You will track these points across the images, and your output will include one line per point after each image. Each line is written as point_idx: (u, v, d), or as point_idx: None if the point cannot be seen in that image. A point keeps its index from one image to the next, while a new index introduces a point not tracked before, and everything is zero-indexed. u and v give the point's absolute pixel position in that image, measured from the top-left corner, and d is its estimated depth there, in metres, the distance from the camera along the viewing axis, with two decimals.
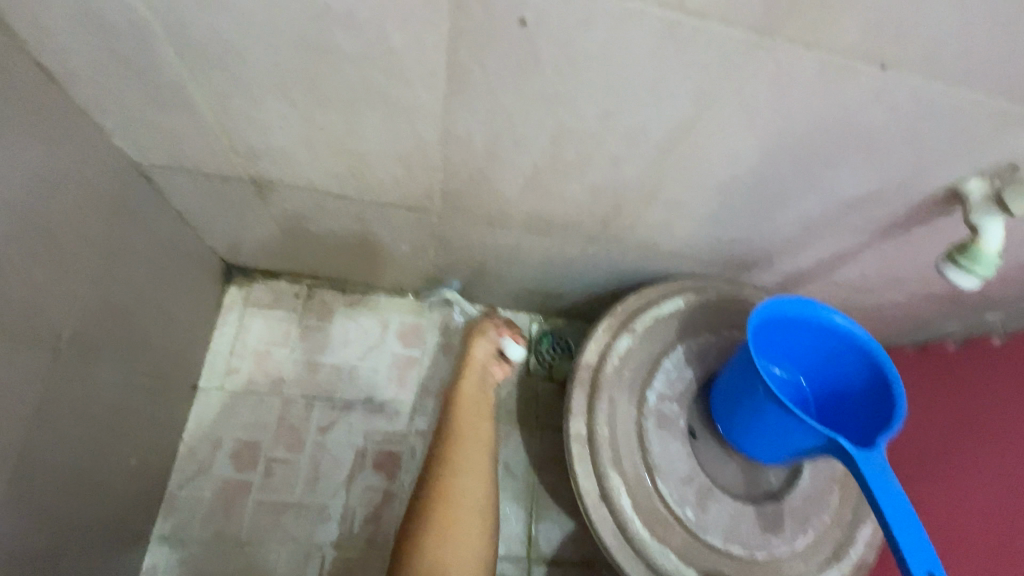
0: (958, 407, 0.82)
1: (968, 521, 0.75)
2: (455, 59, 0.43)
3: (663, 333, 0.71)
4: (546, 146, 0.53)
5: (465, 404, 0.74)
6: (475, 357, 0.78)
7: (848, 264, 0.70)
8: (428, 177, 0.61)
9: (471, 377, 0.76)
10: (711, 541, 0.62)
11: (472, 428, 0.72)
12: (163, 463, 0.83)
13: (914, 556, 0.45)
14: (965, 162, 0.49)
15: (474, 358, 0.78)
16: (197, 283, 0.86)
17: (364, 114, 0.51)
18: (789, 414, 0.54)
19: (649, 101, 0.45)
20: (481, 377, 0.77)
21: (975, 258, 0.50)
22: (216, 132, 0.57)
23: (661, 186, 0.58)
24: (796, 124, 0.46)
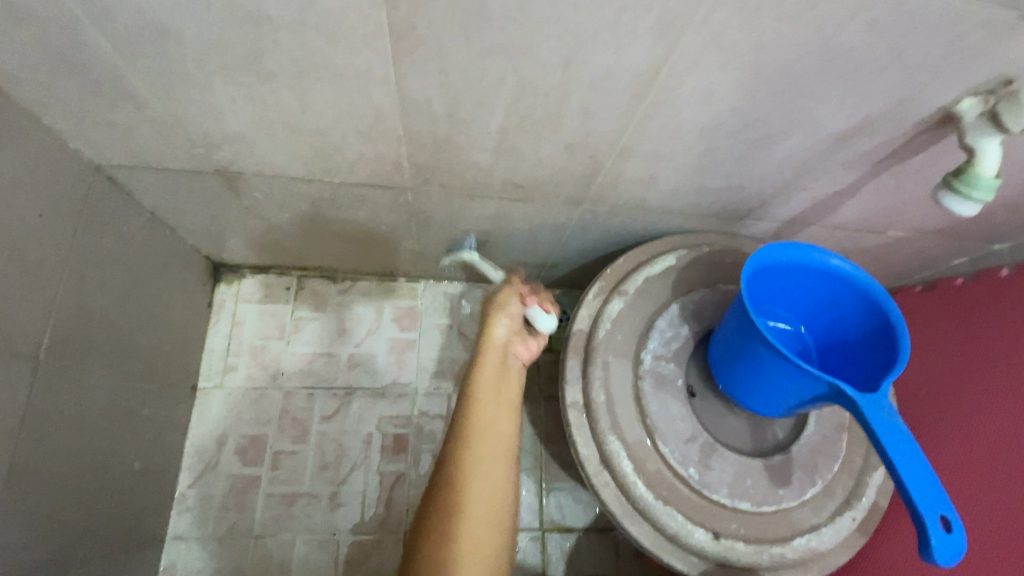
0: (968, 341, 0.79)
1: (979, 464, 0.71)
2: (396, 16, 0.40)
3: (657, 293, 0.69)
4: (510, 104, 0.50)
5: (483, 387, 0.67)
6: (495, 336, 0.72)
7: (846, 204, 0.67)
8: (395, 151, 0.58)
9: (490, 355, 0.71)
10: (718, 498, 0.61)
11: (493, 411, 0.66)
12: (169, 464, 0.83)
13: (923, 499, 0.43)
14: (958, 79, 0.46)
15: (493, 337, 0.72)
16: (183, 283, 0.85)
17: (315, 88, 0.49)
18: (787, 364, 0.52)
19: (610, 43, 0.42)
20: (502, 354, 0.71)
21: (972, 182, 0.48)
22: (169, 122, 0.55)
23: (638, 137, 0.55)
24: (772, 54, 0.43)
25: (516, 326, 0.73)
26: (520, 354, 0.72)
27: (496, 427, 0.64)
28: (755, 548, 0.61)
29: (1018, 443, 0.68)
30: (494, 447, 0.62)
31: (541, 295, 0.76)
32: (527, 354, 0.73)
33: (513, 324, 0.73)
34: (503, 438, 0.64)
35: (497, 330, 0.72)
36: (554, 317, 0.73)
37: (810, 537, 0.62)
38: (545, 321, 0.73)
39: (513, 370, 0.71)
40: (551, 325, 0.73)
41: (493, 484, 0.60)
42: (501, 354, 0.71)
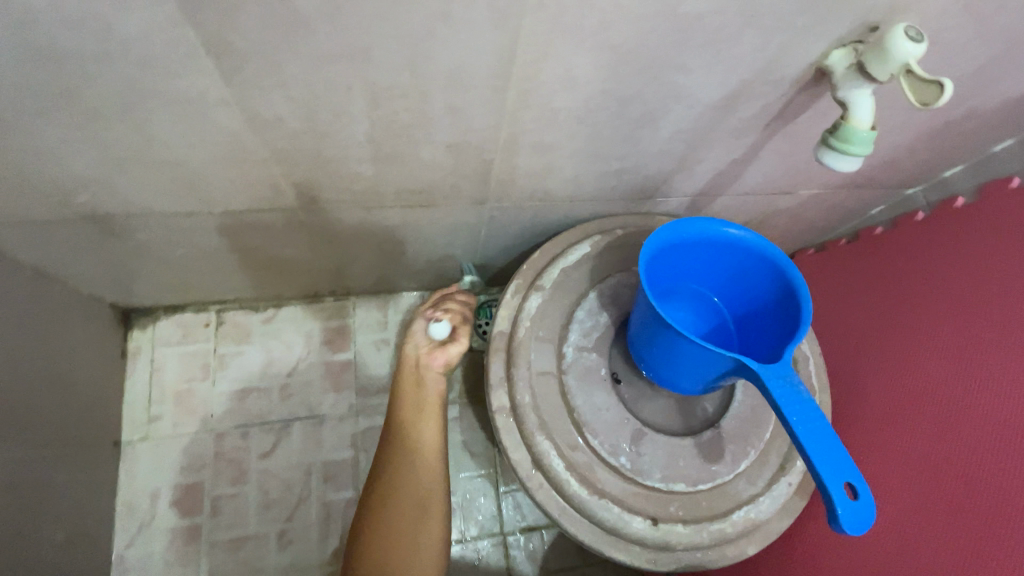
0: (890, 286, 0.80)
1: (911, 411, 0.68)
2: (208, 34, 0.37)
3: (574, 283, 0.67)
4: (370, 111, 0.47)
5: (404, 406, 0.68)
6: (406, 355, 0.71)
7: (749, 169, 0.66)
8: (266, 172, 0.55)
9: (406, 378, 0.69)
10: (652, 483, 0.60)
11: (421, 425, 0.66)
12: (99, 529, 0.79)
13: (828, 469, 0.42)
14: (821, 33, 0.45)
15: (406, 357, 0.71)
16: (86, 336, 0.79)
17: (150, 116, 0.45)
18: (693, 344, 0.51)
19: (450, 37, 0.40)
20: (416, 373, 0.69)
21: (848, 137, 0.46)
22: (8, 174, 0.50)
23: (518, 129, 0.53)
24: (622, 29, 0.41)
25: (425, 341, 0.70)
26: (435, 364, 0.69)
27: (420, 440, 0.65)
28: (694, 528, 0.60)
29: (952, 382, 0.65)
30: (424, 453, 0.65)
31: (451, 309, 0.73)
32: (444, 364, 0.69)
33: (423, 341, 0.70)
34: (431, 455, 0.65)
35: (409, 350, 0.71)
36: (445, 320, 0.70)
37: (748, 508, 0.61)
38: (441, 328, 0.70)
39: (434, 381, 0.69)
40: (444, 329, 0.70)
41: (423, 495, 0.62)
42: (415, 370, 0.70)
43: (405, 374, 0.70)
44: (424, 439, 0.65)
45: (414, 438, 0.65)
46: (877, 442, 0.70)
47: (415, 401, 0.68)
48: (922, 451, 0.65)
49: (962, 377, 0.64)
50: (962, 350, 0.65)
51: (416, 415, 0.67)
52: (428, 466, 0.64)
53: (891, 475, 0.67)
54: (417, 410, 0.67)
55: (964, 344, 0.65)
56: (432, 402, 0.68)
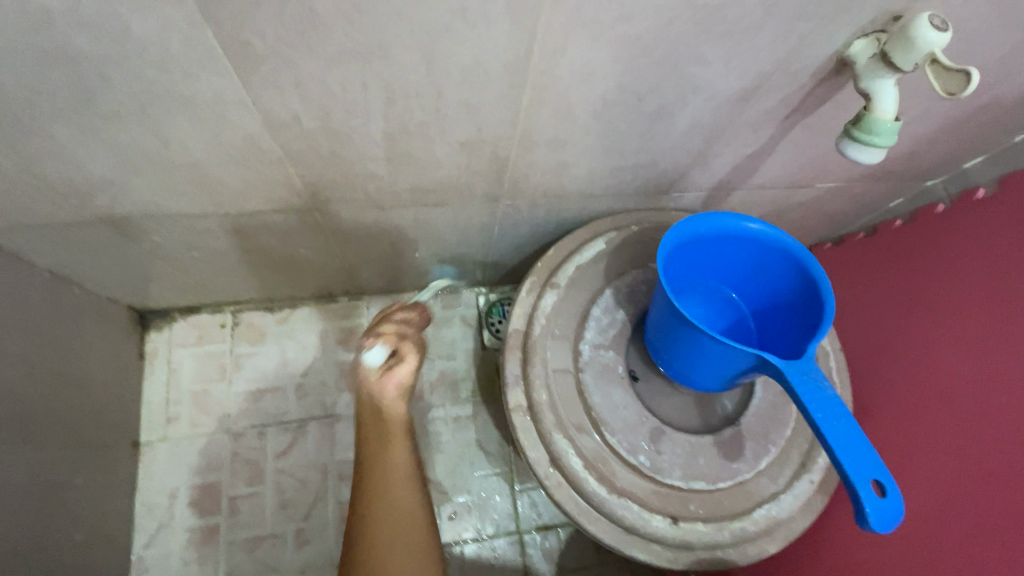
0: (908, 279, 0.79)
1: (934, 407, 0.66)
2: (225, 34, 0.37)
3: (589, 280, 0.67)
4: (385, 110, 0.47)
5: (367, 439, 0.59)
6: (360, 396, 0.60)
7: (766, 163, 0.65)
8: (282, 173, 0.55)
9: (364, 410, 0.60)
10: (671, 482, 0.59)
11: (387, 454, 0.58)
12: (118, 528, 0.79)
13: (855, 466, 0.41)
14: (843, 23, 0.44)
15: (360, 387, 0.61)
16: (103, 337, 0.80)
17: (167, 118, 0.45)
18: (712, 340, 0.50)
19: (467, 33, 0.39)
20: (373, 402, 0.59)
21: (872, 129, 0.45)
22: (28, 178, 0.51)
23: (532, 125, 0.52)
24: (640, 22, 0.40)
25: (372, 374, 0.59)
26: (389, 387, 0.59)
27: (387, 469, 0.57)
28: (715, 526, 0.59)
29: (975, 377, 0.63)
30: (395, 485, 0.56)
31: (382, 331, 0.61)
32: (403, 380, 0.59)
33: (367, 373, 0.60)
34: (405, 484, 0.56)
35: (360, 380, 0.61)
36: (378, 345, 0.60)
37: (770, 506, 0.61)
38: (376, 354, 0.59)
39: (394, 405, 0.59)
40: (377, 353, 0.59)
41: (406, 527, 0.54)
42: (370, 401, 0.59)
43: (362, 407, 0.60)
44: (393, 469, 0.57)
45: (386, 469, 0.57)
46: (900, 438, 0.69)
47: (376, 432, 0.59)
48: (944, 447, 0.63)
49: (986, 372, 0.63)
50: (985, 344, 0.64)
51: (379, 443, 0.58)
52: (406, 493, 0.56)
53: (914, 472, 0.66)
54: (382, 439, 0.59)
55: (988, 338, 0.64)
56: (398, 427, 0.59)
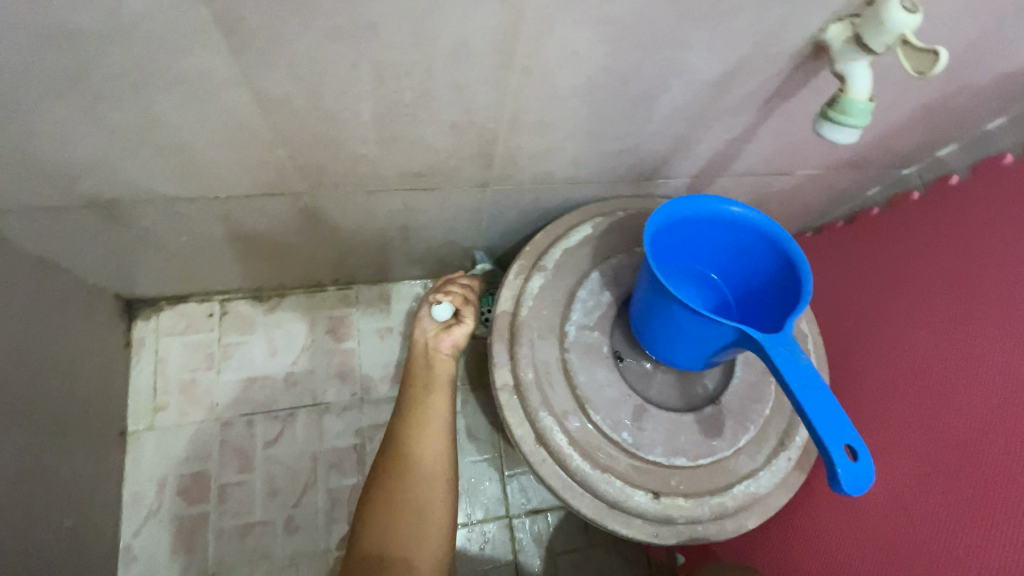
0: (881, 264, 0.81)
1: (907, 385, 0.69)
2: (216, 9, 0.37)
3: (575, 264, 0.68)
4: (375, 91, 0.48)
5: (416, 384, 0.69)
6: (417, 340, 0.72)
7: (747, 149, 0.67)
8: (272, 155, 0.55)
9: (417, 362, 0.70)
10: (653, 458, 0.61)
11: (430, 403, 0.66)
12: (105, 517, 0.79)
13: (829, 432, 0.43)
14: (817, 8, 0.45)
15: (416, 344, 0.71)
16: (90, 325, 0.80)
17: (157, 97, 0.45)
18: (696, 316, 0.51)
19: (457, 12, 0.40)
20: (427, 359, 0.70)
21: (846, 108, 0.47)
22: (14, 159, 0.51)
23: (520, 108, 0.53)
24: (626, 4, 0.42)
25: (433, 328, 0.71)
26: (444, 348, 0.69)
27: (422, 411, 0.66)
28: (696, 502, 0.61)
29: (949, 355, 0.66)
30: (430, 432, 0.64)
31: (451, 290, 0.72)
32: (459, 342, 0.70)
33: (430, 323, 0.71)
34: (438, 434, 0.64)
35: (418, 337, 0.71)
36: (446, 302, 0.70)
37: (749, 482, 0.62)
38: (443, 311, 0.70)
39: (445, 364, 0.69)
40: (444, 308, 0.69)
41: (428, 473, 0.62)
42: (426, 358, 0.70)
43: (417, 359, 0.71)
44: (432, 415, 0.65)
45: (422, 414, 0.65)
46: (873, 416, 0.71)
47: (426, 375, 0.69)
48: (916, 423, 0.66)
49: (960, 351, 0.65)
50: (958, 324, 0.67)
51: (424, 393, 0.67)
52: (433, 441, 0.64)
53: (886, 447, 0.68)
54: (428, 388, 0.68)
55: (962, 318, 0.67)
56: (441, 381, 0.68)
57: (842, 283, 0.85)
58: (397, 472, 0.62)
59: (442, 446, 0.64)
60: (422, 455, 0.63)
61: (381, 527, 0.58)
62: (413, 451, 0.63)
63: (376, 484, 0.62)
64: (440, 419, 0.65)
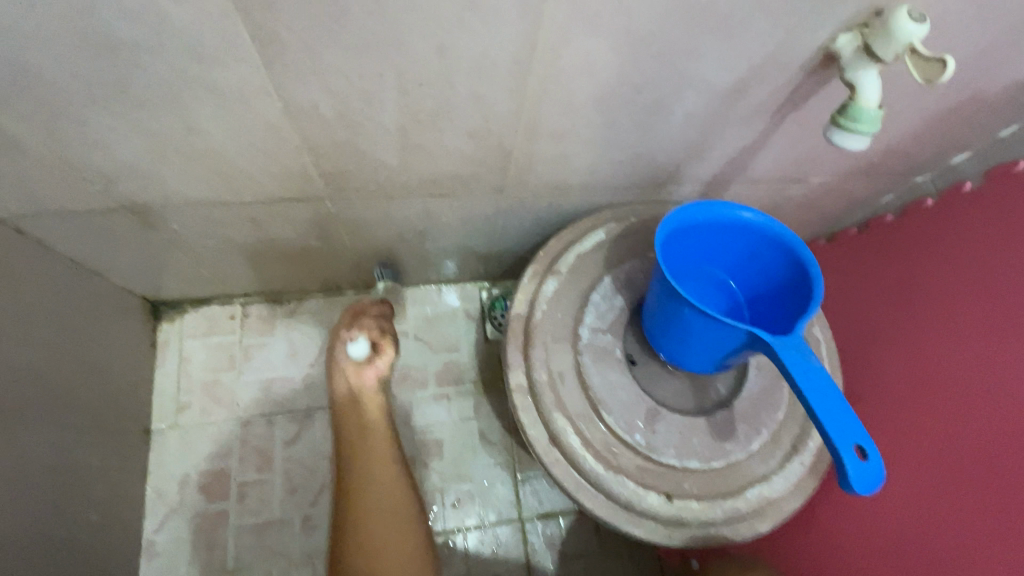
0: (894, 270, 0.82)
1: (923, 391, 0.69)
2: (253, 23, 0.40)
3: (589, 268, 0.69)
4: (398, 99, 0.50)
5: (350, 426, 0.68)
6: (339, 384, 0.70)
7: (760, 156, 0.68)
8: (298, 161, 0.58)
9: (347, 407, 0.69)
10: (666, 460, 0.61)
11: (367, 445, 0.67)
12: (130, 512, 0.81)
13: (840, 433, 0.44)
14: (827, 18, 0.47)
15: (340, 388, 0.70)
16: (119, 325, 0.83)
17: (193, 106, 0.48)
18: (708, 319, 0.52)
19: (478, 25, 0.42)
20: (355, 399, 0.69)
21: (856, 116, 0.48)
22: (58, 164, 0.54)
23: (537, 116, 0.55)
24: (639, 15, 0.43)
25: (351, 366, 0.69)
26: (370, 382, 0.69)
27: (365, 452, 0.67)
28: (709, 504, 0.61)
29: (965, 362, 0.66)
30: (378, 470, 0.66)
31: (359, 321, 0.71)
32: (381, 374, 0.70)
33: (347, 363, 0.69)
34: (386, 467, 0.66)
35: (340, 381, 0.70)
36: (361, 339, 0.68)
37: (762, 486, 0.63)
38: (360, 348, 0.69)
39: (376, 399, 0.70)
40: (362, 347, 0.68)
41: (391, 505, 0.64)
42: (354, 399, 0.69)
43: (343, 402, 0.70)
44: (374, 454, 0.67)
45: (367, 455, 0.67)
46: (888, 422, 0.71)
47: (356, 417, 0.69)
48: (932, 428, 0.66)
49: (975, 357, 0.65)
50: (975, 330, 0.67)
51: (361, 434, 0.68)
52: (385, 476, 0.66)
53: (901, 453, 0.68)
54: (361, 430, 0.68)
55: (979, 325, 0.67)
56: (375, 416, 0.69)
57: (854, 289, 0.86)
58: (354, 512, 0.63)
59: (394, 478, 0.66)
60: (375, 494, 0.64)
61: (356, 567, 0.60)
62: (367, 492, 0.64)
63: (341, 536, 0.63)
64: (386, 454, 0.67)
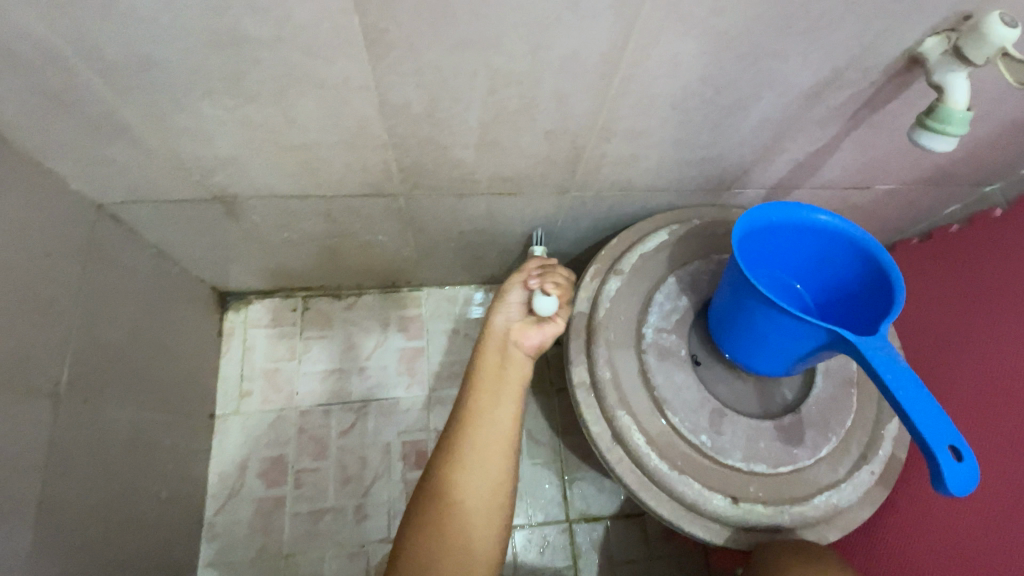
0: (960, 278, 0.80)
1: (1000, 403, 0.68)
2: (367, 22, 0.42)
3: (652, 268, 0.70)
4: (486, 97, 0.52)
5: (485, 376, 0.66)
6: (496, 324, 0.70)
7: (828, 161, 0.68)
8: (381, 157, 0.60)
9: (491, 348, 0.69)
10: (731, 462, 0.61)
11: (495, 409, 0.63)
12: (194, 492, 0.84)
13: (932, 432, 0.43)
14: (916, 20, 0.47)
15: (495, 327, 0.70)
16: (191, 312, 0.87)
17: (297, 101, 0.51)
18: (786, 319, 0.52)
19: (574, 24, 0.44)
20: (504, 350, 0.68)
21: (944, 118, 0.48)
22: (164, 153, 0.58)
23: (615, 116, 0.56)
24: (730, 16, 0.44)
25: (519, 313, 0.70)
26: (524, 341, 0.68)
27: (490, 401, 0.64)
28: (775, 509, 0.61)
29: None
30: (493, 444, 0.61)
31: (546, 283, 0.69)
32: (532, 343, 0.68)
33: (514, 311, 0.70)
34: (501, 444, 0.61)
35: (498, 322, 0.70)
36: (553, 298, 0.67)
37: (830, 494, 0.62)
38: (546, 303, 0.66)
39: (517, 360, 0.68)
40: (552, 308, 0.67)
41: (489, 496, 0.59)
42: (503, 344, 0.69)
43: (490, 344, 0.69)
44: (499, 422, 0.62)
45: (490, 413, 0.63)
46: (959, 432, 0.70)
47: (499, 374, 0.66)
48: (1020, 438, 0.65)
49: None
50: None
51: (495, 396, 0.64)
52: (498, 459, 0.60)
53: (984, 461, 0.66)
54: (498, 388, 0.65)
55: None
56: (511, 385, 0.66)
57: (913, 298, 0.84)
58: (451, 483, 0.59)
59: (505, 462, 0.61)
60: (484, 476, 0.59)
61: (422, 541, 0.56)
62: (475, 467, 0.59)
63: (422, 499, 0.59)
64: (508, 427, 0.62)
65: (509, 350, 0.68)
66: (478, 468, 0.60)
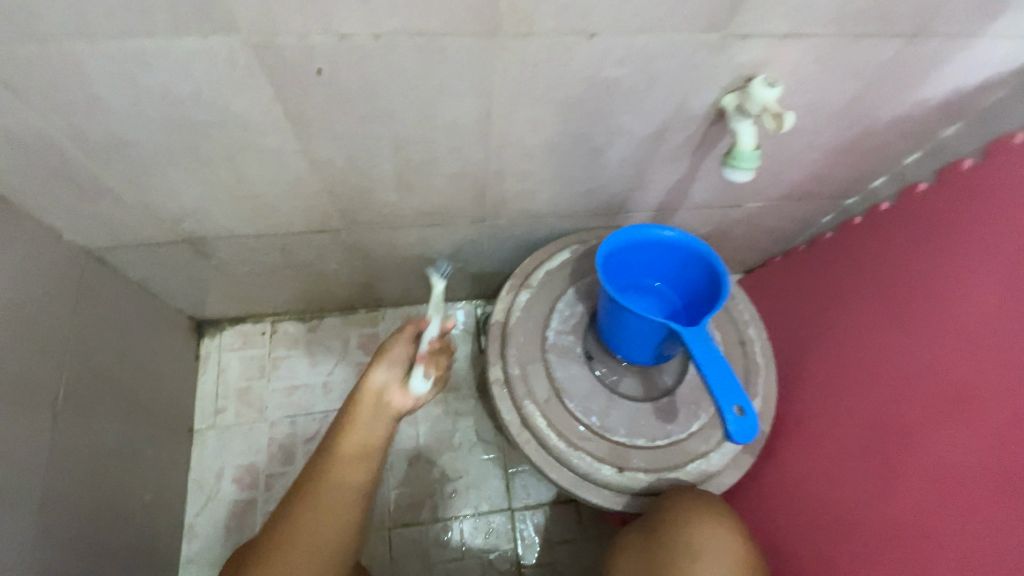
0: (822, 274, 0.93)
1: (837, 379, 0.80)
2: (289, 108, 0.57)
3: (556, 282, 0.84)
4: (394, 155, 0.66)
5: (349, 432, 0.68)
6: (372, 380, 0.72)
7: (694, 186, 0.83)
8: (320, 202, 0.74)
9: (364, 401, 0.70)
10: (617, 438, 0.74)
11: (349, 465, 0.65)
12: (175, 497, 0.95)
13: (726, 398, 0.58)
14: (711, 85, 0.61)
15: (371, 383, 0.72)
16: (170, 338, 0.99)
17: (244, 164, 0.65)
18: (636, 317, 0.66)
19: (447, 102, 0.58)
20: (374, 408, 0.70)
21: (737, 156, 0.62)
22: (140, 208, 0.71)
23: (502, 162, 0.71)
24: (565, 91, 0.59)
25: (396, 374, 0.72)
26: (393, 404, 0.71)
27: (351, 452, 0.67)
28: (654, 476, 0.73)
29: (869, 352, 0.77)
30: (340, 499, 0.63)
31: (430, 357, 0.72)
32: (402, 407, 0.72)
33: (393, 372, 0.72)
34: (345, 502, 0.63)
35: (376, 378, 0.72)
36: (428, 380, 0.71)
37: (701, 461, 0.74)
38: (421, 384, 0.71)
39: (383, 420, 0.70)
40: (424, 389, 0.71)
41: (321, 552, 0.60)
42: (375, 402, 0.71)
43: (364, 399, 0.71)
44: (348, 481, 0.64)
45: (344, 466, 0.65)
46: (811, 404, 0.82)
47: (366, 430, 0.68)
48: (899, 422, 0.69)
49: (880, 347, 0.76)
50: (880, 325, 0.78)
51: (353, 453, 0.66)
52: (339, 517, 0.62)
53: (905, 448, 0.67)
54: (358, 445, 0.67)
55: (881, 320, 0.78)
56: (372, 447, 0.68)
57: (791, 295, 0.98)
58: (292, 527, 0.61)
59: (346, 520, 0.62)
60: (322, 529, 0.61)
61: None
62: (317, 517, 0.61)
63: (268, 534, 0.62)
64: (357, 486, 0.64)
65: (381, 408, 0.70)
66: (319, 519, 0.61)
